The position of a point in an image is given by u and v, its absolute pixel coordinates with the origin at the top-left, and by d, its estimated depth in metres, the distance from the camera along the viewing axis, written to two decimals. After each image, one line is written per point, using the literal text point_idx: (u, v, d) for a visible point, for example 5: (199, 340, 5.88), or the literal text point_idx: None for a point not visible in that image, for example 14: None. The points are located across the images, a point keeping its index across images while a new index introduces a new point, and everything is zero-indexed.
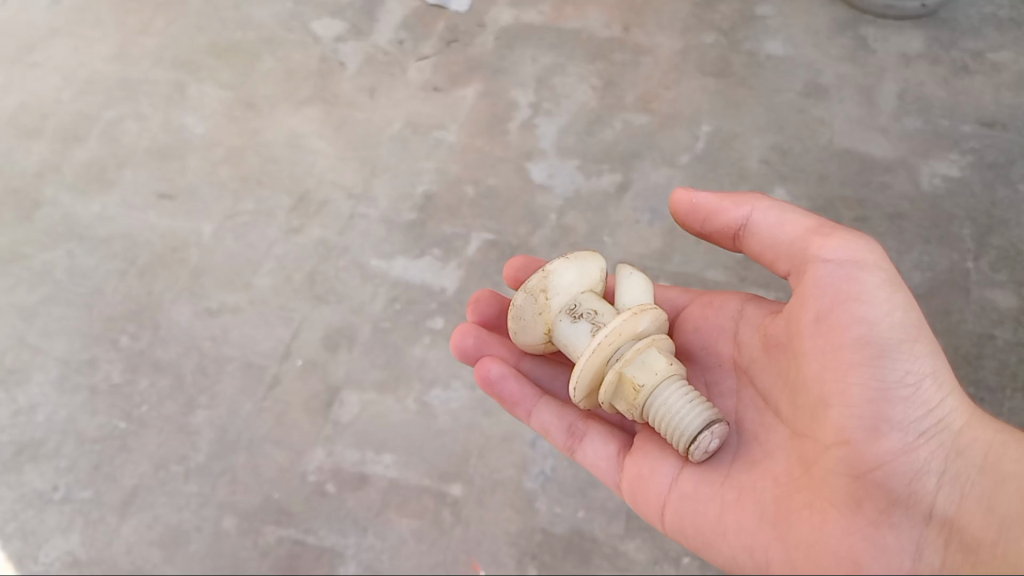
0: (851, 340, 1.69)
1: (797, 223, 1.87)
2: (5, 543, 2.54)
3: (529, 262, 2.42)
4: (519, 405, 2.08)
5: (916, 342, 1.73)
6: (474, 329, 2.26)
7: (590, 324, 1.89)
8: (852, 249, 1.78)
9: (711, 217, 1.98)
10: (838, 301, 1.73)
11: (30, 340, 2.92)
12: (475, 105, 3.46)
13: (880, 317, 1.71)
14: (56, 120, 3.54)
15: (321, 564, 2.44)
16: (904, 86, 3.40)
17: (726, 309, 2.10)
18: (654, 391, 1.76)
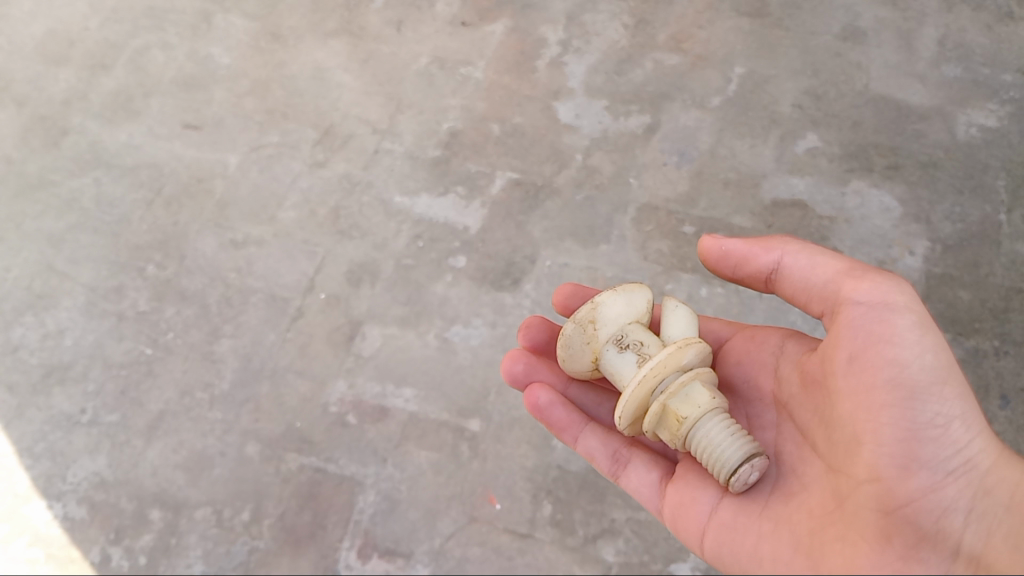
0: (883, 381, 1.62)
1: (829, 263, 1.78)
2: (33, 463, 2.59)
3: (580, 288, 2.29)
4: (566, 431, 2.03)
5: (950, 382, 1.64)
6: (524, 355, 2.19)
7: (636, 355, 1.82)
8: (884, 291, 1.69)
9: (743, 262, 1.90)
10: (869, 342, 1.65)
11: (58, 267, 2.96)
12: (504, 41, 3.40)
13: (912, 357, 1.62)
14: (83, 48, 3.54)
15: (341, 492, 2.48)
16: (945, 31, 3.30)
17: (766, 345, 2.00)
18: (699, 425, 1.70)
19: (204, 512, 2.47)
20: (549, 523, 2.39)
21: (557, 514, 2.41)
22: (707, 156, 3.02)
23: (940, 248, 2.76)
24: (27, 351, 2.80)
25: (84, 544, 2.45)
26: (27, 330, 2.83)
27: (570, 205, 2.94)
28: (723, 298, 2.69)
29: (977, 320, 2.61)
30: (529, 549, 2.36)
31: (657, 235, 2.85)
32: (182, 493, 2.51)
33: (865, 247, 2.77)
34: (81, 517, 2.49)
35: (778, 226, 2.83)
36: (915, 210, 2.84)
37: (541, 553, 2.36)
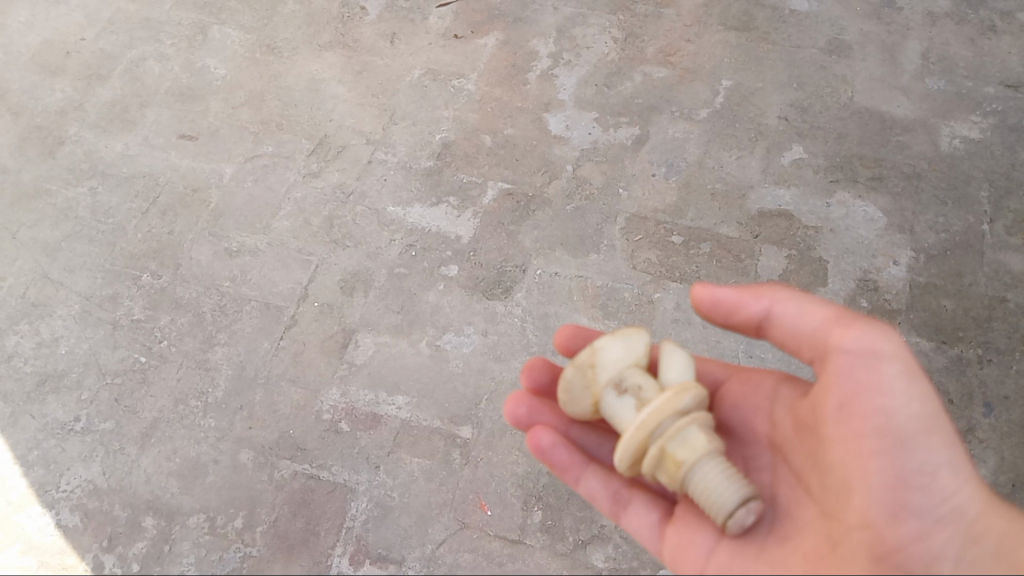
0: (871, 430, 1.63)
1: (819, 311, 1.74)
2: (27, 470, 2.61)
3: (581, 329, 2.13)
4: (568, 472, 1.97)
5: (937, 430, 1.67)
6: (528, 395, 2.09)
7: (634, 399, 1.75)
8: (873, 339, 1.66)
9: (734, 310, 1.83)
10: (857, 391, 1.65)
11: (53, 275, 2.99)
12: (496, 54, 3.45)
13: (900, 406, 1.63)
14: (79, 59, 3.58)
15: (334, 498, 2.51)
16: (929, 45, 3.36)
17: (761, 388, 1.94)
18: (695, 469, 1.64)
19: (197, 519, 2.49)
20: (540, 529, 2.42)
21: (548, 520, 2.44)
22: (695, 167, 3.07)
23: (924, 258, 2.81)
24: (22, 359, 2.82)
25: (78, 552, 2.46)
26: (22, 339, 2.86)
27: (561, 215, 2.98)
28: None
29: (960, 329, 2.66)
30: (520, 555, 2.39)
31: (646, 245, 2.89)
32: (176, 501, 2.52)
33: (850, 256, 2.82)
34: (74, 525, 2.50)
35: (764, 236, 2.88)
36: (899, 221, 2.90)
37: (532, 558, 2.38)
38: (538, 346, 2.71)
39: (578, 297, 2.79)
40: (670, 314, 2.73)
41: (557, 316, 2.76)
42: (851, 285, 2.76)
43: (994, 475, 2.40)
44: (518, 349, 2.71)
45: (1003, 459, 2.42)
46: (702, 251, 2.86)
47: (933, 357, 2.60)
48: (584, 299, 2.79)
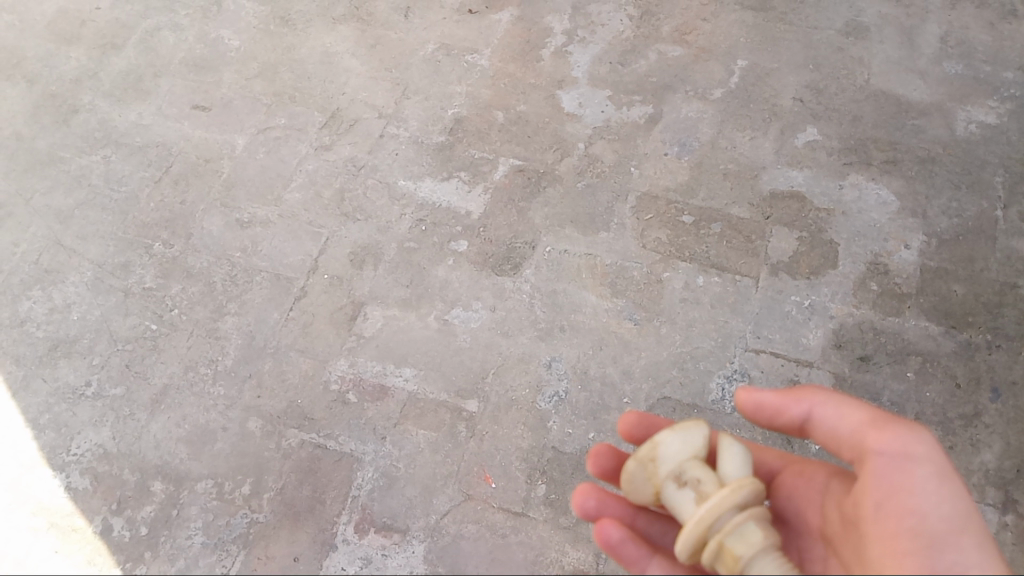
0: (905, 530, 1.58)
1: (856, 413, 1.74)
2: (39, 433, 2.64)
3: (646, 413, 2.04)
4: (633, 564, 1.91)
5: (971, 533, 1.60)
6: (594, 487, 2.02)
7: (694, 492, 1.70)
8: (907, 441, 1.65)
9: (775, 414, 1.84)
10: (890, 492, 1.62)
11: (66, 243, 3.01)
12: (510, 30, 3.44)
13: (931, 506, 1.60)
14: (94, 27, 3.59)
15: (340, 468, 2.53)
16: (947, 29, 3.33)
17: (812, 480, 1.88)
18: (753, 565, 1.60)
19: (205, 485, 2.52)
20: (544, 503, 2.44)
21: (552, 494, 2.45)
22: (708, 147, 3.06)
23: (936, 243, 2.79)
24: (34, 324, 2.85)
25: (87, 514, 2.49)
26: (35, 304, 2.88)
27: (571, 192, 2.98)
28: (720, 287, 2.74)
29: (970, 314, 2.65)
30: (524, 527, 2.41)
31: (656, 224, 2.88)
32: (184, 466, 2.55)
33: (861, 239, 2.81)
34: (84, 487, 2.54)
35: (775, 217, 2.87)
36: (912, 205, 2.88)
37: (535, 531, 2.40)
38: (545, 322, 2.72)
39: (587, 274, 2.80)
40: (679, 293, 2.74)
41: (565, 292, 2.77)
42: (862, 268, 2.75)
43: (999, 461, 2.39)
44: (525, 325, 2.72)
45: (1008, 445, 2.41)
46: (712, 231, 2.86)
47: (941, 342, 2.59)
48: (593, 277, 2.79)
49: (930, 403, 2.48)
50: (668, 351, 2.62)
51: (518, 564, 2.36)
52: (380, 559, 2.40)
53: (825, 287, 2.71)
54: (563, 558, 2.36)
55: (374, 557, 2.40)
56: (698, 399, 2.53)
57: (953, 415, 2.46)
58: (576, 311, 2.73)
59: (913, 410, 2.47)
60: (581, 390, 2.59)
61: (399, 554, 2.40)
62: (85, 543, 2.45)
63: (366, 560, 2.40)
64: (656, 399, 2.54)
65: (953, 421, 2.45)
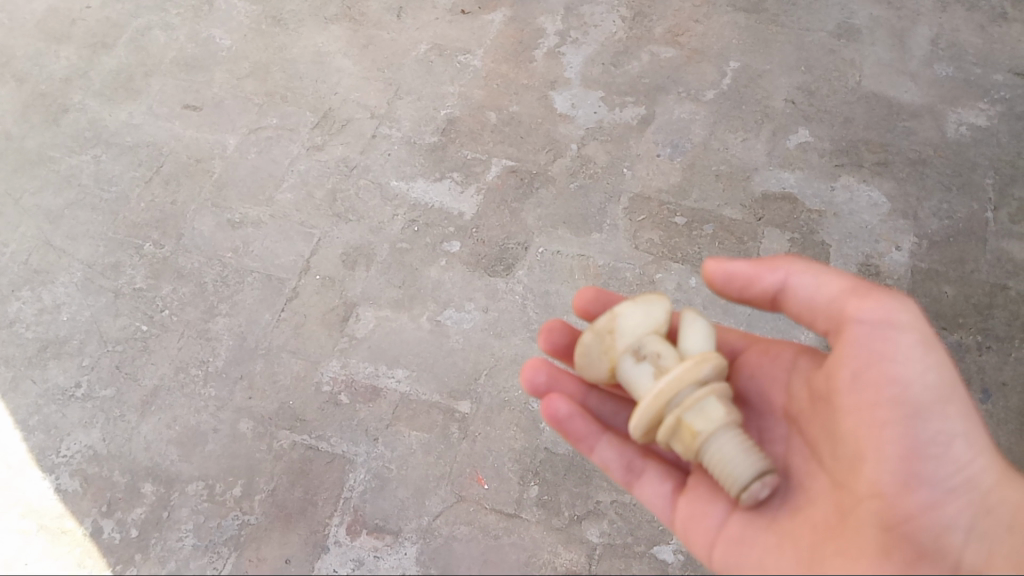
0: (886, 399, 1.63)
1: (835, 282, 1.73)
2: (28, 435, 2.62)
3: (602, 294, 2.09)
4: (582, 442, 1.95)
5: (951, 400, 1.66)
6: (546, 363, 2.05)
7: (653, 366, 1.72)
8: (891, 309, 1.65)
9: (749, 284, 1.81)
10: (871, 361, 1.64)
11: (56, 243, 2.99)
12: (502, 31, 3.43)
13: (914, 374, 1.63)
14: (84, 26, 3.56)
15: (332, 469, 2.52)
16: (938, 31, 3.34)
17: (779, 358, 1.92)
18: (711, 440, 1.63)
19: (196, 487, 2.51)
20: (536, 504, 2.44)
21: (545, 495, 2.45)
22: (700, 148, 3.06)
23: (927, 244, 2.80)
24: (23, 324, 2.83)
25: (77, 516, 2.48)
26: (24, 305, 2.86)
27: (564, 193, 2.98)
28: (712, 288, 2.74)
29: (960, 315, 2.66)
30: (516, 528, 2.41)
31: (649, 226, 2.89)
32: (175, 468, 2.54)
33: (853, 240, 2.82)
34: (74, 489, 2.52)
35: (767, 219, 2.88)
36: (903, 207, 2.89)
37: (528, 532, 2.40)
38: (538, 323, 2.72)
39: (579, 275, 2.80)
40: (671, 294, 2.74)
41: (558, 294, 2.77)
42: (853, 269, 2.76)
43: None
44: (518, 326, 2.72)
45: (998, 446, 2.43)
46: (704, 232, 2.86)
47: None
48: (585, 278, 2.80)
49: None
50: None
51: (510, 565, 2.36)
52: (372, 561, 2.39)
53: None
54: (555, 559, 2.36)
55: (366, 559, 2.39)
56: None
57: None
58: (569, 312, 2.73)
59: None
60: None
61: (391, 556, 2.39)
62: (75, 545, 2.43)
63: (358, 562, 2.39)
64: None
65: None
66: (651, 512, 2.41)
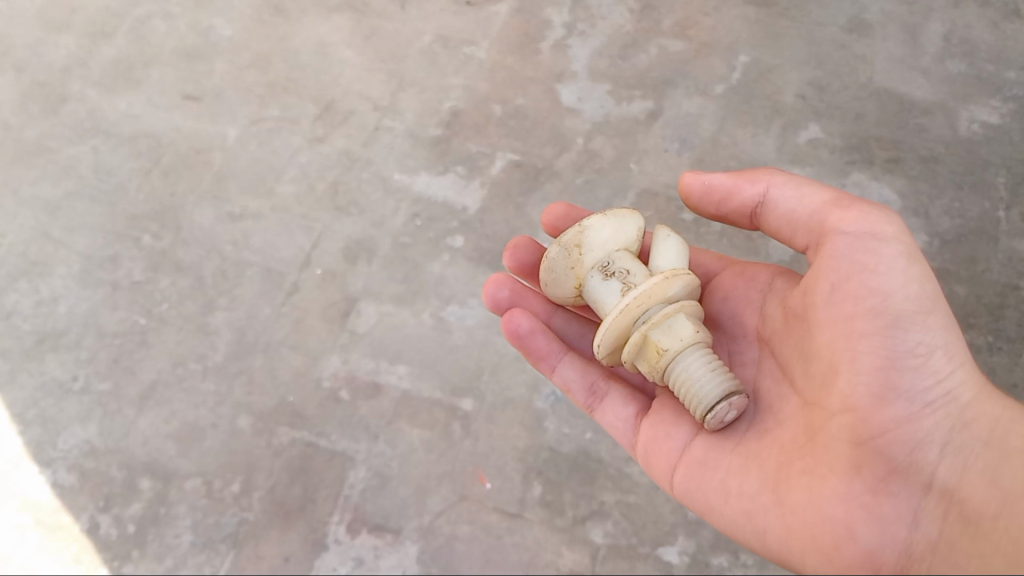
0: (864, 310, 1.64)
1: (816, 196, 1.80)
2: (24, 429, 2.58)
3: (571, 212, 2.27)
4: (544, 360, 2.03)
5: (932, 312, 1.67)
6: (509, 280, 2.20)
7: (621, 283, 1.84)
8: (872, 223, 1.71)
9: (728, 197, 1.91)
10: (851, 271, 1.67)
11: (54, 234, 2.95)
12: (508, 22, 3.37)
13: (895, 285, 1.66)
14: (83, 15, 3.51)
15: (332, 467, 2.48)
16: (950, 27, 3.29)
17: (755, 282, 2.01)
18: (677, 359, 1.72)
19: (194, 483, 2.47)
20: (539, 503, 2.40)
21: (548, 495, 2.41)
22: (708, 143, 3.01)
23: (938, 243, 2.76)
24: (20, 317, 2.78)
25: (73, 512, 2.44)
26: (21, 297, 2.82)
27: (570, 188, 2.93)
28: None
29: (971, 315, 2.61)
30: (519, 528, 2.37)
31: (656, 222, 2.84)
32: (173, 463, 2.50)
33: None
34: (70, 484, 2.48)
35: None
36: (914, 204, 2.84)
37: (530, 532, 2.36)
38: None
39: None
40: None
41: None
42: None
43: None
44: None
45: None
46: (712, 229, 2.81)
47: None
48: None
49: None
50: None
51: (512, 565, 2.32)
52: (372, 560, 2.36)
53: None
54: (559, 559, 2.32)
55: (366, 558, 2.36)
56: None
57: None
58: None
59: None
60: None
61: (392, 555, 2.36)
62: (72, 540, 2.40)
63: (358, 561, 2.36)
64: None
65: None
66: (655, 512, 2.37)
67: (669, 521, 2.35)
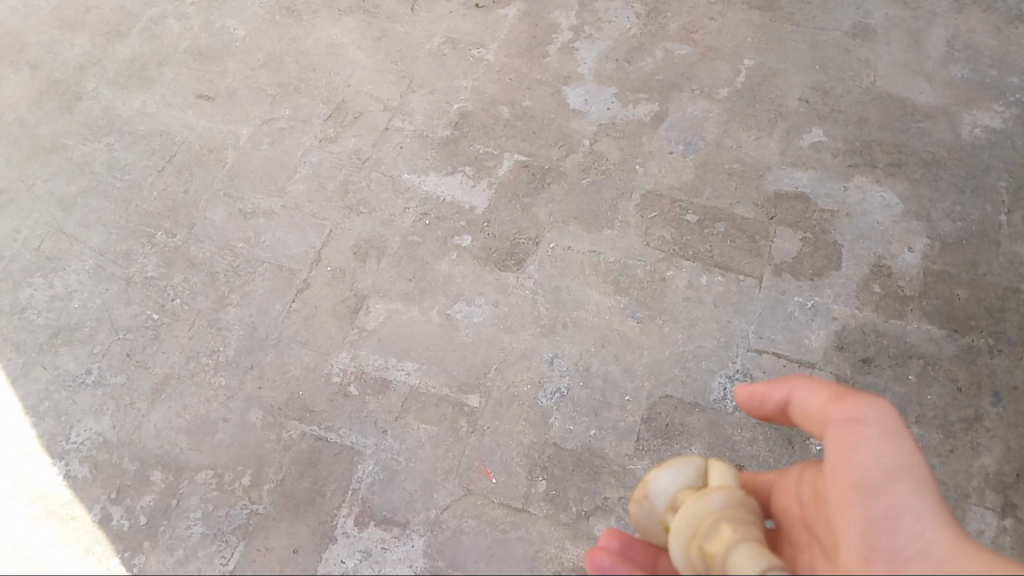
0: (849, 485, 1.65)
1: (820, 390, 1.76)
2: (38, 421, 2.63)
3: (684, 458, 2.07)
4: None
5: (909, 478, 1.62)
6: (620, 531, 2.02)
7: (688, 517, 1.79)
8: (862, 407, 1.68)
9: (762, 400, 1.87)
10: (842, 456, 1.67)
11: (68, 229, 3.00)
12: (517, 25, 3.42)
13: (873, 459, 1.63)
14: (99, 15, 3.57)
15: (341, 461, 2.53)
16: (954, 32, 3.32)
17: (794, 474, 1.92)
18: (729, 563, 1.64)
19: (206, 475, 2.52)
20: (543, 498, 2.44)
21: (552, 490, 2.45)
22: (713, 146, 3.06)
23: (939, 246, 2.80)
24: (35, 311, 2.84)
25: (86, 502, 2.49)
26: (36, 292, 2.87)
27: (576, 189, 2.98)
28: (723, 286, 2.74)
29: (972, 318, 2.65)
30: (524, 523, 2.41)
31: (660, 223, 2.88)
32: (185, 456, 2.55)
33: (865, 241, 2.81)
34: (84, 476, 2.53)
35: (780, 218, 2.87)
36: (916, 208, 2.88)
37: (535, 527, 2.41)
38: (548, 318, 2.72)
39: (590, 272, 2.80)
40: (682, 292, 2.74)
41: (569, 289, 2.77)
42: (865, 270, 2.75)
43: (998, 464, 2.40)
44: (528, 321, 2.72)
45: (1008, 449, 2.43)
46: (716, 230, 2.86)
47: (943, 345, 2.60)
48: (596, 274, 2.79)
49: (931, 406, 2.50)
50: (670, 350, 2.64)
51: (517, 559, 2.37)
52: (379, 552, 2.40)
53: (828, 289, 2.72)
54: (563, 554, 2.37)
55: (373, 550, 2.40)
56: (699, 398, 2.56)
57: (953, 418, 2.48)
58: (579, 308, 2.73)
59: (914, 413, 2.49)
60: (583, 387, 2.60)
61: (399, 547, 2.40)
62: (84, 531, 2.45)
63: (366, 553, 2.40)
64: (658, 398, 2.56)
65: (953, 425, 2.47)
66: None
67: None
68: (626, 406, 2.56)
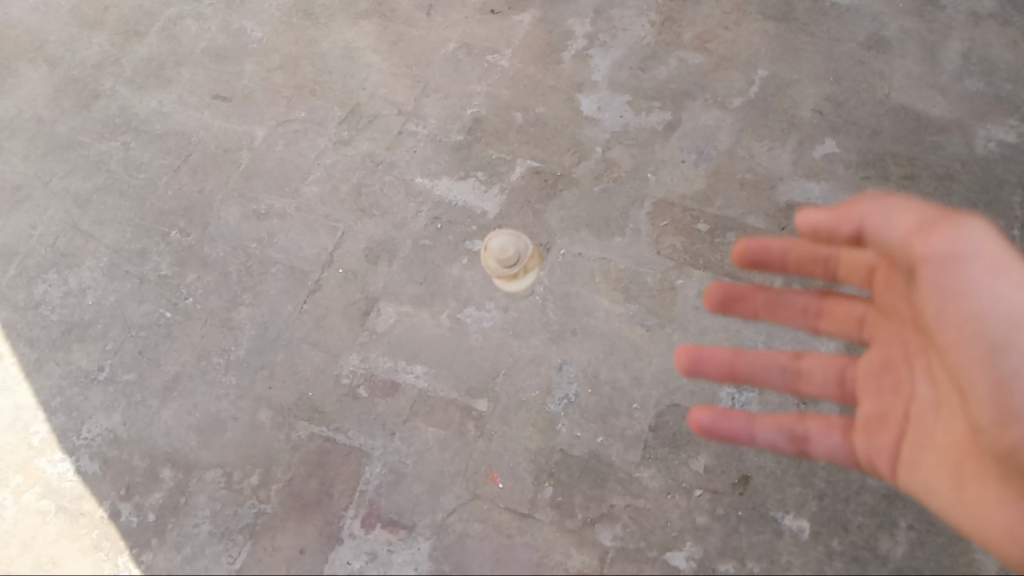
0: (970, 312, 1.74)
1: (901, 206, 1.75)
2: (50, 416, 2.66)
3: None
4: None
5: (1011, 268, 1.73)
6: None
7: None
8: (922, 221, 1.73)
9: (770, 253, 2.25)
10: (946, 294, 1.75)
11: (83, 227, 3.03)
12: (532, 31, 3.44)
13: (988, 308, 1.74)
14: (117, 13, 3.59)
15: (348, 462, 2.54)
16: (970, 45, 3.31)
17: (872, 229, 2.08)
18: None
19: (215, 474, 2.54)
20: (550, 504, 2.45)
21: (559, 496, 2.46)
22: (726, 156, 3.06)
23: None
24: (49, 307, 2.87)
25: (96, 498, 2.52)
26: (51, 288, 2.90)
27: (587, 196, 2.99)
28: None
29: None
30: (529, 529, 2.42)
31: (671, 231, 2.89)
32: (194, 454, 2.57)
33: None
34: (94, 472, 2.56)
35: (791, 229, 2.87)
36: None
37: (541, 533, 2.42)
38: (558, 324, 2.73)
39: (600, 278, 2.81)
40: (691, 301, 2.74)
41: (578, 296, 2.78)
42: None
43: None
44: (537, 327, 2.73)
45: None
46: (727, 240, 2.86)
47: None
48: (606, 281, 2.80)
49: None
50: None
51: (522, 565, 2.38)
52: (386, 554, 2.42)
53: None
54: (568, 560, 2.38)
55: (380, 552, 2.42)
56: (707, 407, 2.57)
57: None
58: (589, 315, 2.74)
59: None
60: (591, 394, 2.61)
61: (405, 550, 2.42)
62: (93, 527, 2.48)
63: (372, 555, 2.42)
64: (666, 406, 2.57)
65: None
66: (664, 517, 2.42)
67: (678, 526, 2.40)
68: (633, 413, 2.57)
